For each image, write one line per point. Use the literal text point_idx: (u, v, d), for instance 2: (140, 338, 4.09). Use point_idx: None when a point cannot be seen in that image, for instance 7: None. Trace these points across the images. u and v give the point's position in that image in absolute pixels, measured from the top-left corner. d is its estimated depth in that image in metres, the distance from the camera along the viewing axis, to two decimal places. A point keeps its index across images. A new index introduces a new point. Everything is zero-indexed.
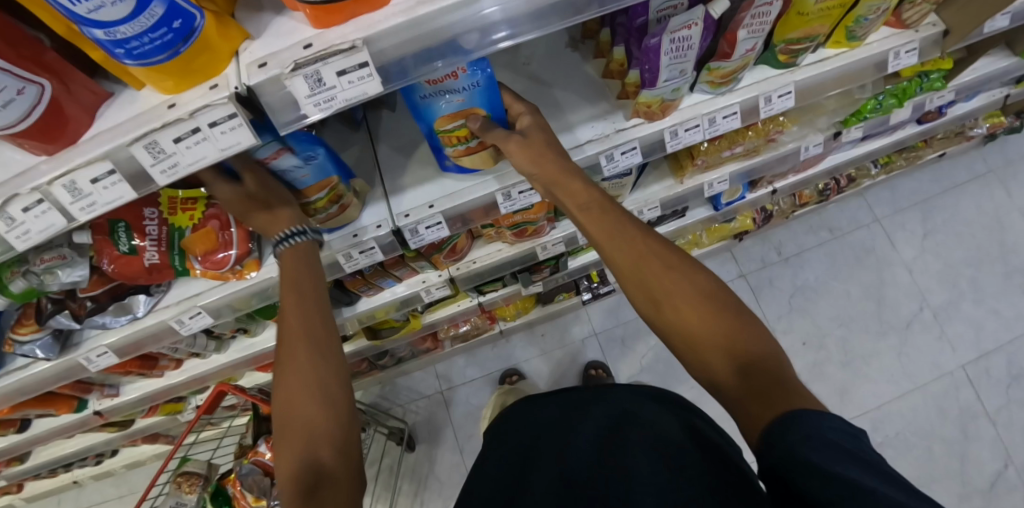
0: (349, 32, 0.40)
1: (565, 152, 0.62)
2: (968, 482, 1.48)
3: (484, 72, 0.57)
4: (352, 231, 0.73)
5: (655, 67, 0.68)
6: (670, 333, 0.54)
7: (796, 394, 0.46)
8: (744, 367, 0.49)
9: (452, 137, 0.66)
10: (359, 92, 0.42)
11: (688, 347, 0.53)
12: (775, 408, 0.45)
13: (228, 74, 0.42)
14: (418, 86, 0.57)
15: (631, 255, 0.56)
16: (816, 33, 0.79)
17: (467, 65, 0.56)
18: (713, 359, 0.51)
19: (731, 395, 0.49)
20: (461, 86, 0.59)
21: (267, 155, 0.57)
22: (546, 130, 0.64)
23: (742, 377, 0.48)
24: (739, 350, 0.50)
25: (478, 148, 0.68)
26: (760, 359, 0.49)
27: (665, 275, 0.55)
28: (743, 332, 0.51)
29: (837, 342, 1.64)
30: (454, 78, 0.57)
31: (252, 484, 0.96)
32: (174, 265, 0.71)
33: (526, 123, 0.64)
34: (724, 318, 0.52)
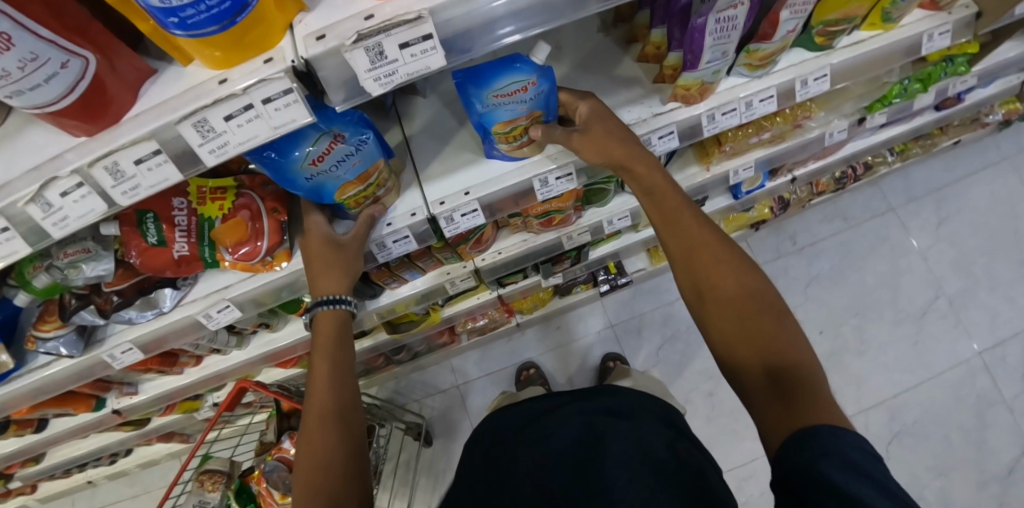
0: (412, 2, 0.38)
1: (627, 136, 0.64)
2: (985, 469, 1.49)
3: (549, 82, 0.60)
4: (387, 220, 0.71)
5: (698, 47, 0.66)
6: (708, 316, 0.56)
7: (819, 404, 0.44)
8: (774, 366, 0.49)
9: (507, 137, 0.67)
10: (421, 67, 0.40)
11: (723, 338, 0.54)
12: (796, 419, 0.43)
13: (283, 47, 0.39)
14: (487, 97, 0.59)
15: (680, 240, 0.59)
16: (854, 14, 0.77)
17: (537, 79, 0.58)
18: (744, 352, 0.52)
19: (755, 395, 0.49)
20: (527, 98, 0.60)
21: (324, 148, 0.55)
22: (606, 119, 0.65)
23: (765, 375, 0.49)
24: (767, 350, 0.50)
25: (529, 144, 0.69)
26: (794, 363, 0.48)
27: (710, 264, 0.57)
28: (778, 335, 0.51)
29: (851, 331, 1.65)
30: (523, 92, 0.59)
31: (277, 481, 0.94)
32: (203, 257, 0.68)
33: (584, 111, 0.66)
34: (764, 314, 0.53)
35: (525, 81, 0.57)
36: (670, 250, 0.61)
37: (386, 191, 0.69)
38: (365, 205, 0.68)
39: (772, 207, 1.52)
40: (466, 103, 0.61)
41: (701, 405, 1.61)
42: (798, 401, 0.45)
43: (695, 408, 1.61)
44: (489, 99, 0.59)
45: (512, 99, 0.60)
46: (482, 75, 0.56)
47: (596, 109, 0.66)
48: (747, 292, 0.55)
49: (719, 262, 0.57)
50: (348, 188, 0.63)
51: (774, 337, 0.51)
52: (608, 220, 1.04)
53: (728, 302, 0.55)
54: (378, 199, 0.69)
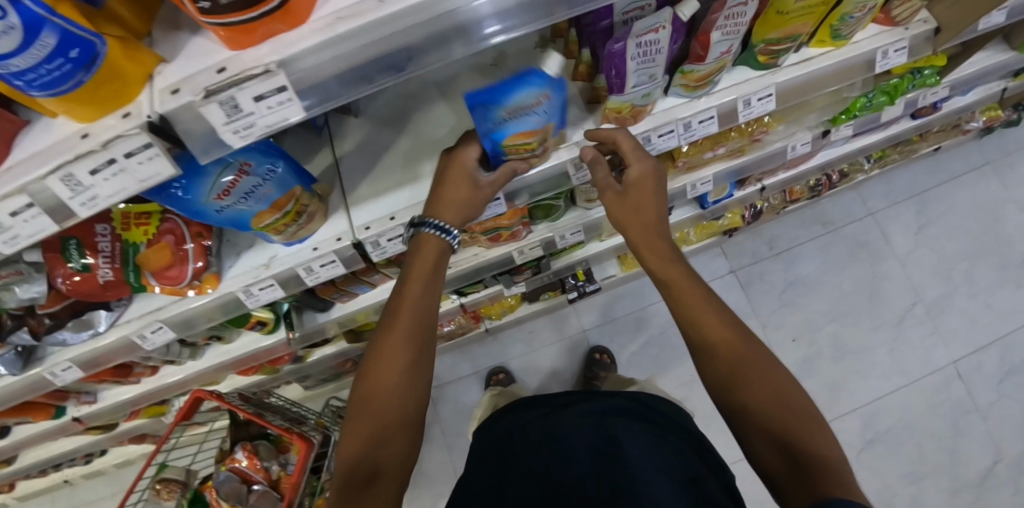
0: (264, 54, 0.37)
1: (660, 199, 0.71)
2: (958, 476, 1.46)
3: (559, 92, 0.60)
4: (312, 244, 0.72)
5: (622, 72, 0.64)
6: (719, 366, 0.61)
7: (832, 471, 0.49)
8: (783, 433, 0.53)
9: (519, 149, 0.66)
10: (281, 118, 0.40)
11: (733, 391, 0.58)
12: (818, 489, 0.47)
13: (141, 101, 0.40)
14: (502, 111, 0.58)
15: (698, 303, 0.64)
16: (797, 32, 0.74)
17: (551, 89, 0.58)
18: (751, 410, 0.57)
19: (769, 456, 0.53)
20: (543, 109, 0.60)
21: (228, 181, 0.56)
22: (654, 181, 0.71)
23: (773, 440, 0.54)
24: (777, 414, 0.55)
25: (541, 153, 0.71)
26: (806, 435, 0.52)
27: (722, 326, 0.62)
28: (790, 405, 0.56)
29: (828, 337, 1.60)
30: (540, 102, 0.59)
31: (229, 492, 0.97)
32: (129, 281, 0.69)
33: (634, 174, 0.70)
34: (775, 379, 0.58)
35: (539, 94, 0.58)
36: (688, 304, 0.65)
37: (309, 216, 0.69)
38: (288, 232, 0.68)
39: (744, 216, 1.53)
40: (477, 122, 0.61)
41: None
42: (807, 476, 0.49)
43: None
44: (501, 115, 0.59)
45: (526, 113, 0.60)
46: (497, 93, 0.57)
47: (648, 172, 0.70)
48: (760, 357, 0.60)
49: (735, 329, 0.62)
50: (263, 216, 0.63)
51: (785, 404, 0.56)
52: (559, 234, 1.06)
53: (748, 361, 0.60)
54: (302, 225, 0.69)
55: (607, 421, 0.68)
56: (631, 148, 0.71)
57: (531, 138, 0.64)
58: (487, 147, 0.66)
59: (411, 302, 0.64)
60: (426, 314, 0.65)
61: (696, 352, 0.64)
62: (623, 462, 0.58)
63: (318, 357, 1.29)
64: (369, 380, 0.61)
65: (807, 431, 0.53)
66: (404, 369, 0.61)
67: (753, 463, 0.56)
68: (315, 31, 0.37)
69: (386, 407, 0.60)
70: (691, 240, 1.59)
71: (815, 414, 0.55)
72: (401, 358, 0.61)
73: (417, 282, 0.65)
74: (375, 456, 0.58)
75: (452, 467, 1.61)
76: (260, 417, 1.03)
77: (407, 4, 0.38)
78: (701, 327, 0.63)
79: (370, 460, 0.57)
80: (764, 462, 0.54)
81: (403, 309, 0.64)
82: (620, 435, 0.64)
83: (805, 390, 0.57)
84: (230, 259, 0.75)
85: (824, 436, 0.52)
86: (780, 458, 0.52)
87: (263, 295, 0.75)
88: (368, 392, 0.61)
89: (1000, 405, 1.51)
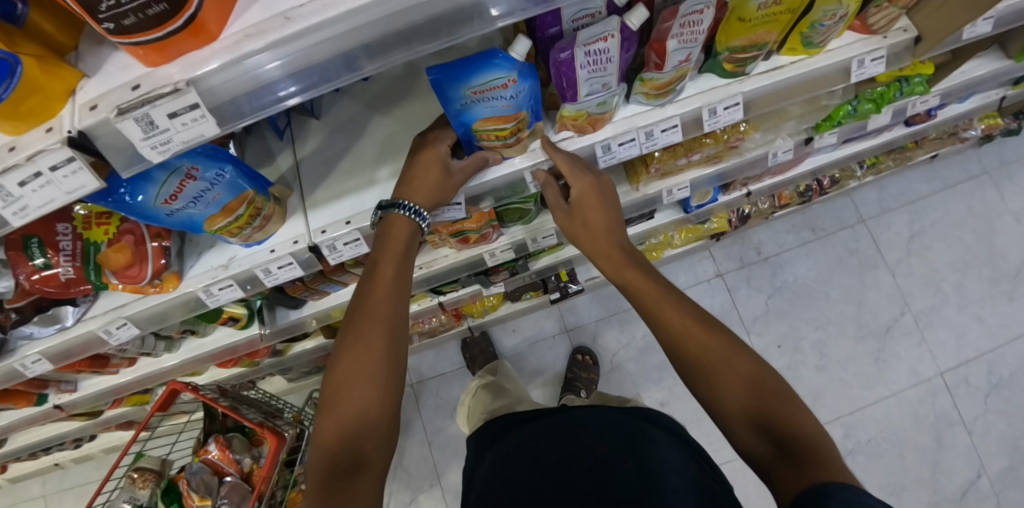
0: (175, 73, 0.39)
1: (610, 206, 0.76)
2: (938, 491, 1.55)
3: (530, 79, 0.59)
4: (270, 246, 0.73)
5: (573, 81, 0.64)
6: (688, 367, 0.63)
7: (819, 453, 0.50)
8: (765, 421, 0.55)
9: (492, 135, 0.68)
10: (197, 134, 0.41)
11: (709, 388, 0.61)
12: (804, 477, 0.48)
13: (63, 116, 0.41)
14: (464, 93, 0.58)
15: (671, 309, 0.66)
16: (762, 41, 0.73)
17: (518, 76, 0.58)
18: (731, 405, 0.59)
19: (761, 452, 0.54)
20: (509, 95, 0.60)
21: (174, 187, 0.57)
22: (601, 191, 0.76)
23: (759, 429, 0.55)
24: (758, 407, 0.57)
25: (514, 143, 0.71)
26: (787, 418, 0.55)
27: (702, 330, 0.64)
28: (767, 391, 0.58)
29: (812, 345, 1.71)
30: (504, 88, 0.59)
31: (199, 484, 0.99)
32: (90, 279, 0.70)
33: (581, 190, 0.74)
34: (744, 368, 0.60)
35: (505, 78, 0.57)
36: (665, 311, 0.66)
37: (264, 219, 0.70)
38: (244, 234, 0.70)
39: (730, 220, 1.56)
40: (445, 101, 0.61)
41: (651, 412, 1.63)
42: (796, 461, 0.50)
43: None
44: (467, 95, 0.59)
45: (491, 95, 0.59)
46: (460, 72, 0.56)
47: (589, 188, 0.74)
48: (729, 348, 0.62)
49: (698, 324, 0.64)
50: (215, 220, 0.65)
51: (761, 392, 0.58)
52: (531, 238, 1.06)
53: (714, 356, 0.61)
54: (257, 227, 0.70)
55: (609, 426, 0.72)
56: (569, 164, 0.73)
57: (500, 122, 0.65)
58: (458, 125, 0.66)
59: (385, 285, 0.65)
60: (401, 297, 0.66)
61: (669, 355, 0.66)
62: (632, 468, 0.62)
63: (297, 351, 1.30)
64: (347, 366, 0.61)
65: (788, 413, 0.55)
66: (382, 352, 0.62)
67: (745, 456, 0.57)
68: (224, 49, 0.39)
69: (366, 393, 0.60)
70: (676, 243, 1.60)
71: (787, 393, 0.58)
72: (380, 348, 0.62)
73: (391, 263, 0.65)
74: (358, 444, 0.57)
75: (431, 462, 1.63)
76: (234, 411, 1.05)
77: (313, 22, 0.39)
78: (666, 330, 0.65)
79: (354, 447, 0.57)
80: (751, 451, 0.56)
81: (376, 294, 0.65)
82: (626, 438, 0.68)
83: (775, 370, 0.60)
84: (191, 259, 0.77)
85: (804, 416, 0.55)
86: (767, 445, 0.54)
87: (223, 294, 0.76)
88: (345, 381, 0.61)
89: (985, 419, 1.61)
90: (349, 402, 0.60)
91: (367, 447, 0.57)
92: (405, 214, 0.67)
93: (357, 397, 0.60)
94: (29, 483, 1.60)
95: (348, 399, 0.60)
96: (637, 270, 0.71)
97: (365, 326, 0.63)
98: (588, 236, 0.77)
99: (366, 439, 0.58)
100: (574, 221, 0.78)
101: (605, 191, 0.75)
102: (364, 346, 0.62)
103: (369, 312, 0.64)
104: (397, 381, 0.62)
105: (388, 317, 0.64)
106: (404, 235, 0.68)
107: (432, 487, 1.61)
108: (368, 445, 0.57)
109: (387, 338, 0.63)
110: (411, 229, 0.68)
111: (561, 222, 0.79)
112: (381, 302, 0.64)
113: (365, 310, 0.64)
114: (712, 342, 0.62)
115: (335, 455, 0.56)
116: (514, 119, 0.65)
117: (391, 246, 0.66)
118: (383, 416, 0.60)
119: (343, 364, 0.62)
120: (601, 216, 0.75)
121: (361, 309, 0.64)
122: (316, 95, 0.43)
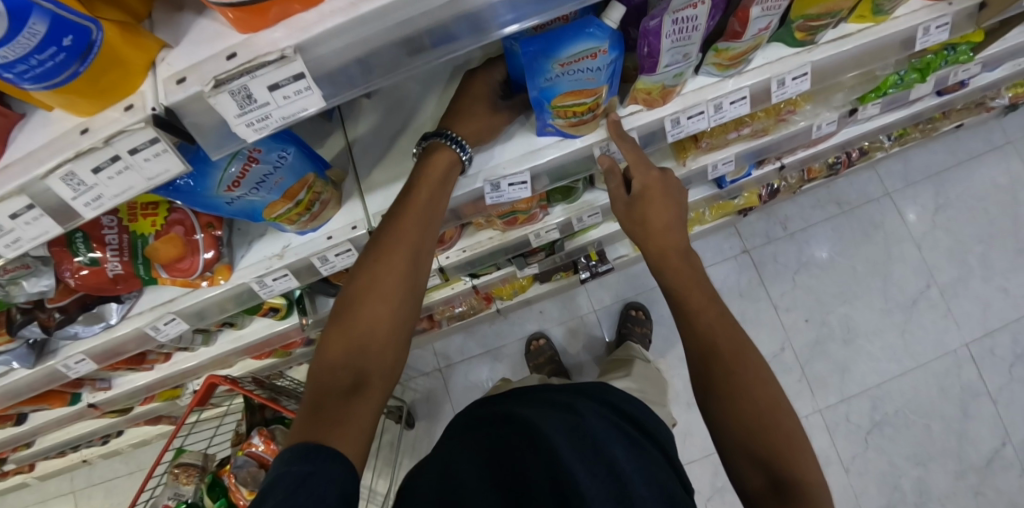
0: (279, 37, 0.34)
1: (680, 206, 0.72)
2: (964, 460, 1.60)
3: (618, 50, 0.56)
4: (326, 233, 0.69)
5: (655, 50, 0.60)
6: (710, 383, 0.60)
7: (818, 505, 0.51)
8: (768, 457, 0.55)
9: (568, 112, 0.64)
10: (298, 108, 0.37)
11: (716, 401, 0.60)
12: None
13: (144, 90, 0.36)
14: (550, 67, 0.55)
15: (708, 323, 0.63)
16: (838, 8, 0.70)
17: (609, 46, 0.54)
18: (731, 431, 0.58)
19: (755, 484, 0.55)
20: (596, 67, 0.57)
21: (237, 171, 0.53)
22: (672, 184, 0.73)
23: (758, 458, 0.56)
24: (762, 439, 0.56)
25: (589, 120, 0.67)
26: (793, 462, 0.55)
27: (732, 355, 0.61)
28: (775, 430, 0.56)
29: (839, 319, 1.72)
30: (592, 59, 0.55)
31: (247, 477, 0.96)
32: (139, 273, 0.67)
33: (650, 178, 0.71)
34: (764, 400, 0.58)
35: (596, 49, 0.53)
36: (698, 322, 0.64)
37: (322, 205, 0.66)
38: (302, 221, 0.65)
39: (760, 195, 1.54)
40: (528, 74, 0.57)
41: (680, 389, 1.64)
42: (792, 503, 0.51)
43: (677, 394, 1.64)
44: (554, 69, 0.56)
45: (578, 66, 0.56)
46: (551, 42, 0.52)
47: (654, 181, 0.71)
48: (755, 377, 0.59)
49: (731, 344, 0.61)
50: (276, 206, 0.61)
51: (771, 430, 0.57)
52: (576, 217, 1.02)
53: (738, 380, 0.59)
54: (315, 214, 0.66)
55: (583, 415, 0.66)
56: (635, 157, 0.71)
57: (579, 96, 0.61)
58: (535, 103, 0.63)
59: (410, 215, 0.58)
60: (429, 226, 0.59)
61: (690, 364, 0.64)
62: (611, 463, 0.56)
63: None
64: (355, 287, 0.56)
65: (792, 458, 0.55)
66: (398, 273, 0.56)
67: (735, 481, 0.59)
68: (336, 10, 0.34)
69: (371, 316, 0.55)
70: (706, 220, 1.58)
71: (798, 437, 0.57)
72: (396, 276, 0.56)
73: (425, 189, 0.59)
74: (363, 364, 0.52)
75: None
76: (273, 402, 1.02)
77: None
78: (700, 346, 0.63)
79: (356, 368, 0.52)
80: (743, 478, 0.57)
81: (406, 224, 0.58)
82: (599, 438, 0.61)
83: (793, 414, 0.58)
84: (241, 249, 0.72)
85: (807, 465, 0.55)
86: (762, 478, 0.55)
87: (277, 285, 0.72)
88: (367, 297, 0.55)
89: (1009, 389, 1.64)
90: (368, 314, 0.55)
91: (370, 377, 0.52)
92: (448, 144, 0.62)
93: (376, 310, 0.55)
94: (55, 480, 1.58)
95: (368, 312, 0.55)
96: (689, 274, 0.67)
97: (380, 256, 0.56)
98: (636, 228, 0.72)
99: (370, 358, 0.53)
100: (632, 217, 0.72)
101: (671, 188, 0.72)
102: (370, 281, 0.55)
103: (392, 231, 0.57)
104: (409, 310, 0.57)
105: (419, 249, 0.58)
106: (448, 164, 0.62)
107: None
108: (372, 364, 0.53)
109: (405, 264, 0.56)
110: (452, 158, 0.62)
111: (615, 213, 0.74)
112: (404, 231, 0.57)
113: (392, 235, 0.57)
114: (743, 373, 0.60)
115: (332, 375, 0.51)
116: (594, 94, 0.61)
117: (428, 173, 0.60)
118: (390, 349, 0.55)
119: (352, 287, 0.56)
120: (664, 212, 0.70)
121: (398, 227, 0.57)
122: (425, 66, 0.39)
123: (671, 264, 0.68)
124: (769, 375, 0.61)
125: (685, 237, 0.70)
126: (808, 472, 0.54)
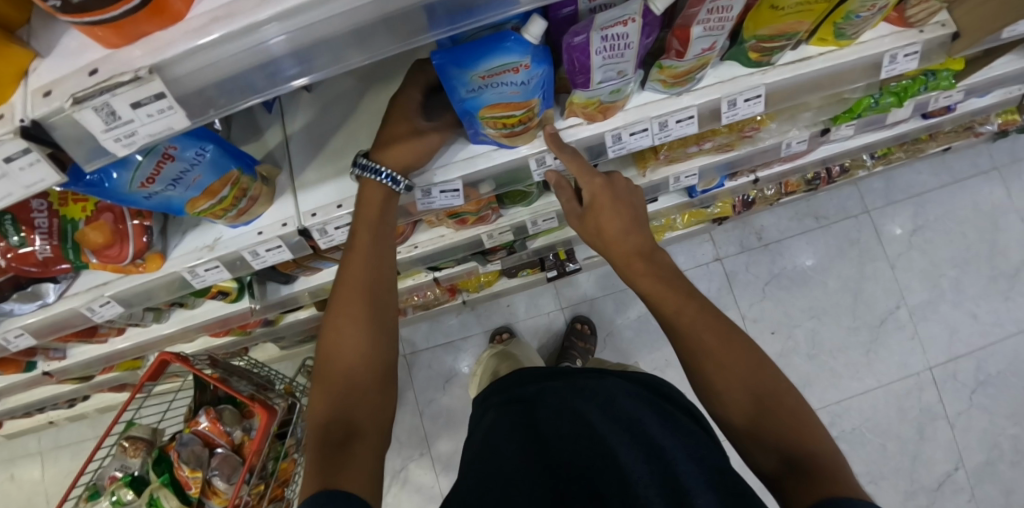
0: (137, 57, 0.34)
1: (641, 210, 0.68)
2: (916, 481, 1.62)
3: (544, 65, 0.55)
4: (258, 228, 0.70)
5: (586, 67, 0.58)
6: (704, 380, 0.58)
7: (831, 463, 0.47)
8: (779, 438, 0.51)
9: (499, 123, 0.63)
10: (164, 125, 0.37)
11: (709, 395, 0.58)
12: (822, 489, 0.44)
13: (14, 103, 0.36)
14: (469, 80, 0.54)
15: (702, 326, 0.59)
16: (792, 30, 0.67)
17: (531, 61, 0.53)
18: (737, 421, 0.55)
19: (770, 467, 0.51)
20: (520, 80, 0.55)
21: (151, 168, 0.52)
22: (632, 191, 0.70)
23: (768, 443, 0.52)
24: (763, 419, 0.53)
25: (522, 132, 0.66)
26: (804, 433, 0.51)
27: (724, 348, 0.58)
28: (782, 408, 0.53)
29: (805, 334, 1.72)
30: (514, 73, 0.54)
31: (189, 455, 0.99)
32: (68, 257, 0.66)
33: (596, 185, 0.67)
34: (767, 384, 0.55)
35: (517, 63, 0.52)
36: (683, 326, 0.60)
37: (250, 201, 0.66)
38: (229, 216, 0.66)
39: (733, 206, 1.53)
40: (450, 86, 0.57)
41: None
42: (804, 473, 0.47)
43: None
44: (474, 80, 0.55)
45: (500, 80, 0.55)
46: (467, 55, 0.51)
47: (602, 189, 0.67)
48: (749, 360, 0.57)
49: (720, 338, 0.58)
50: (198, 202, 0.61)
51: (776, 410, 0.53)
52: (531, 220, 1.02)
53: (732, 373, 0.56)
54: (242, 209, 0.66)
55: (616, 398, 0.62)
56: (575, 167, 0.68)
57: (510, 108, 0.60)
58: (464, 112, 0.62)
59: (362, 252, 0.63)
60: (382, 261, 0.64)
61: (685, 368, 0.61)
62: (651, 448, 0.52)
63: (290, 321, 1.28)
64: (328, 350, 0.60)
65: (804, 430, 0.51)
66: (361, 310, 0.61)
67: (751, 462, 0.55)
68: (190, 31, 0.34)
69: (351, 361, 0.59)
70: (679, 226, 1.58)
71: (805, 407, 0.54)
72: (362, 320, 0.61)
73: (365, 230, 0.64)
74: (348, 415, 0.55)
75: (422, 431, 1.66)
76: (224, 384, 1.03)
77: (292, 3, 0.34)
78: (689, 343, 0.59)
79: (345, 419, 0.55)
80: (758, 463, 0.53)
81: (355, 266, 0.63)
82: (636, 420, 0.58)
83: (792, 385, 0.55)
84: (174, 238, 0.73)
85: (822, 434, 0.51)
86: (776, 459, 0.51)
87: (209, 275, 0.74)
88: (337, 359, 0.59)
89: (968, 415, 1.65)
90: (343, 362, 0.59)
91: (362, 420, 0.55)
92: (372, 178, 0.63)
93: (349, 356, 0.59)
94: (25, 439, 1.64)
95: (341, 359, 0.59)
96: (656, 279, 0.63)
97: (346, 294, 0.62)
98: (603, 251, 0.69)
99: (355, 403, 0.57)
100: (587, 226, 0.69)
101: (620, 190, 0.68)
102: (343, 310, 0.61)
103: (348, 285, 0.62)
104: (381, 343, 0.61)
105: (375, 281, 0.63)
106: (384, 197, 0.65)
107: (422, 456, 1.65)
108: (358, 408, 0.56)
109: (368, 300, 0.62)
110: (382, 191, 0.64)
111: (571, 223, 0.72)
112: (356, 272, 0.63)
113: (348, 284, 0.62)
114: (737, 363, 0.57)
115: (326, 428, 0.54)
116: (524, 107, 0.60)
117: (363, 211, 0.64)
118: (374, 393, 0.58)
119: (325, 352, 0.61)
120: (615, 221, 0.65)
121: (351, 273, 0.63)
122: (319, 77, 0.39)
123: (638, 274, 0.64)
124: (763, 355, 0.58)
125: (646, 235, 0.66)
126: (819, 438, 0.51)
